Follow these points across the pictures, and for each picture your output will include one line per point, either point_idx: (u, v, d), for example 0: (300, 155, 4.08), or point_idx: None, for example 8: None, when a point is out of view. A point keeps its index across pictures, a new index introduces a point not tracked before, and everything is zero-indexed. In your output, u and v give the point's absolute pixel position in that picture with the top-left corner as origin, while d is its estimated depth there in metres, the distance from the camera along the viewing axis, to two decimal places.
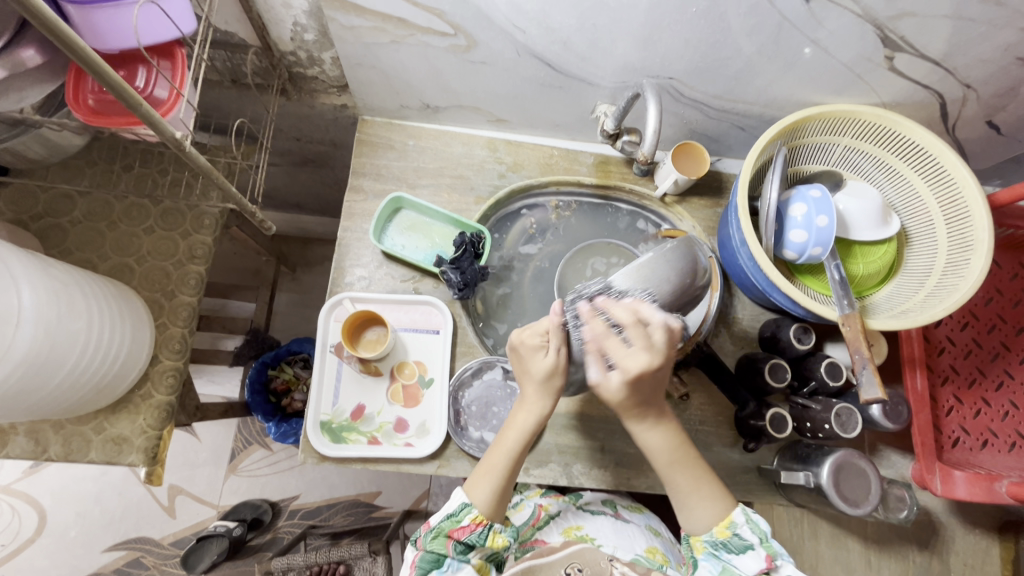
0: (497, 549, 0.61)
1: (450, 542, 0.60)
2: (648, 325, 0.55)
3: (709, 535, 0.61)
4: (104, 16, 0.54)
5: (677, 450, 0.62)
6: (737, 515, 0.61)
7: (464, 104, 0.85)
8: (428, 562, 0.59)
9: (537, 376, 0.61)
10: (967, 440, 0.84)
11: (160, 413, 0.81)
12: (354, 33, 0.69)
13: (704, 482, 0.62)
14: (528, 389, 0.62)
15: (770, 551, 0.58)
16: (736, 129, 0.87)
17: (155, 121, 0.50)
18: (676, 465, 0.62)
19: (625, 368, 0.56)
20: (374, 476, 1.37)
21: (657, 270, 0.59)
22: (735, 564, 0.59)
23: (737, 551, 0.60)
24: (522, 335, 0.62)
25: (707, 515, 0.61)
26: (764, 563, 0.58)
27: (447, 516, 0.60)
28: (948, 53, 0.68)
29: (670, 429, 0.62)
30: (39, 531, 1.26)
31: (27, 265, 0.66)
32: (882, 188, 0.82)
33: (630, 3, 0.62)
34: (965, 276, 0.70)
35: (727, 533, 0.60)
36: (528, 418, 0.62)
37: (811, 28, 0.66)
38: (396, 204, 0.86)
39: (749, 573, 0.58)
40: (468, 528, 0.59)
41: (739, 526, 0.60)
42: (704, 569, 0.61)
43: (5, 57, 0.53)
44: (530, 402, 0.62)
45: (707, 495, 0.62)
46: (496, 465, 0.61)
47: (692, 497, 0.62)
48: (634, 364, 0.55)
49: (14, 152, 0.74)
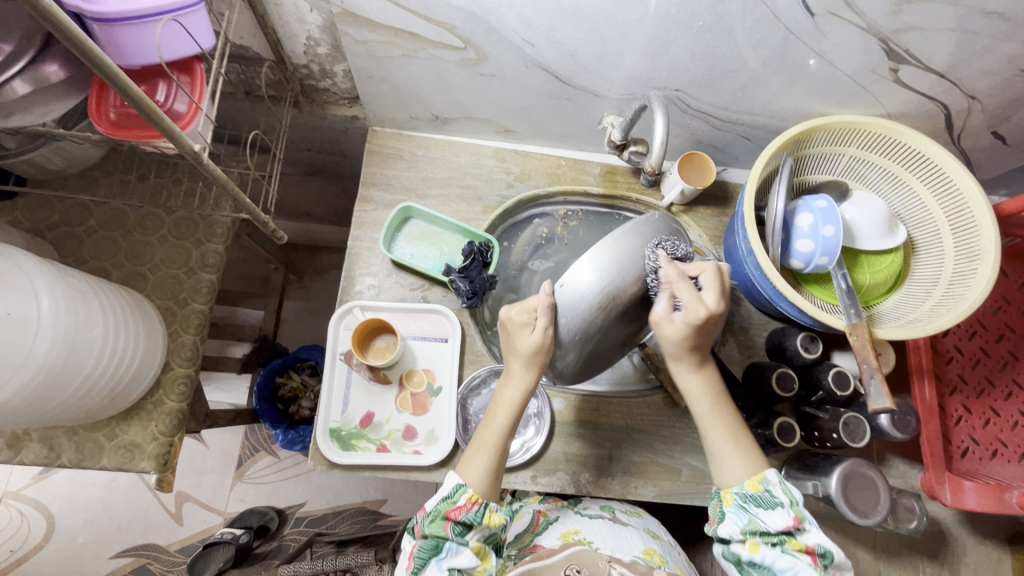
0: (495, 527, 0.59)
1: (448, 523, 0.57)
2: (710, 272, 0.58)
3: (741, 489, 0.57)
4: (127, 33, 0.55)
5: (717, 398, 0.62)
6: (770, 473, 0.57)
7: (473, 115, 0.86)
8: (427, 550, 0.56)
9: (520, 350, 0.61)
10: (976, 450, 0.84)
11: (171, 420, 0.82)
12: (366, 47, 0.71)
13: (741, 434, 0.60)
14: (514, 365, 0.63)
15: (800, 513, 0.54)
16: (742, 140, 0.88)
17: (175, 134, 0.52)
18: (715, 412, 0.61)
19: (690, 312, 0.56)
20: (379, 484, 1.38)
21: (631, 244, 0.56)
22: (762, 518, 0.55)
23: (766, 506, 0.55)
24: (512, 311, 0.62)
25: (739, 469, 0.58)
26: (793, 522, 0.54)
27: (444, 498, 0.58)
28: (953, 65, 0.69)
29: (710, 378, 0.62)
30: (47, 537, 1.26)
31: (47, 273, 0.67)
32: (888, 198, 0.82)
33: (638, 17, 0.64)
34: (972, 286, 0.71)
35: (759, 487, 0.56)
36: (515, 394, 0.63)
37: (816, 41, 0.67)
38: (405, 214, 0.87)
39: (773, 529, 0.54)
40: (465, 507, 0.58)
41: (772, 484, 0.56)
42: (731, 522, 0.57)
43: (29, 72, 0.55)
44: (516, 377, 0.63)
45: (745, 450, 0.59)
46: (486, 445, 0.62)
47: (726, 448, 0.60)
48: (703, 308, 0.56)
49: (33, 163, 0.76)
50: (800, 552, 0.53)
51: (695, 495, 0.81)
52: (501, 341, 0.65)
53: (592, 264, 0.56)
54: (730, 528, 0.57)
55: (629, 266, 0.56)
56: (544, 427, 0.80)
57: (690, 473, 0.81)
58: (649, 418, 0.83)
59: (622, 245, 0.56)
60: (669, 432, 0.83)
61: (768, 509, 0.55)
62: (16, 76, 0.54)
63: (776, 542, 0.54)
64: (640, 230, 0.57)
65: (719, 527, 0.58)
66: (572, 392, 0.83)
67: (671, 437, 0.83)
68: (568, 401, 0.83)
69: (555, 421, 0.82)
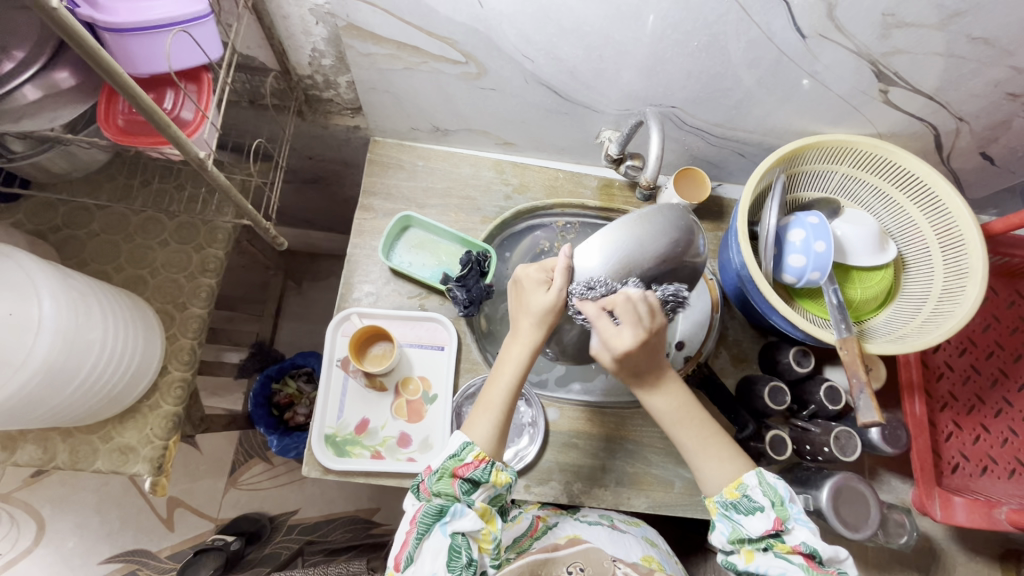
0: (501, 486, 0.59)
1: (456, 480, 0.58)
2: (633, 304, 0.56)
3: (721, 497, 0.58)
4: (138, 42, 0.56)
5: (681, 410, 0.61)
6: (748, 477, 0.58)
7: (473, 128, 0.88)
8: (431, 515, 0.57)
9: (534, 304, 0.61)
10: (966, 465, 0.84)
11: (167, 423, 0.82)
12: (370, 59, 0.73)
13: (714, 443, 0.61)
14: (523, 323, 0.63)
15: (781, 514, 0.55)
16: (737, 156, 0.90)
17: (181, 140, 0.53)
18: (679, 425, 0.61)
19: (613, 346, 0.57)
20: (374, 493, 1.38)
21: (655, 223, 0.59)
22: (743, 524, 0.57)
23: (746, 512, 0.57)
24: (530, 269, 0.64)
25: (719, 475, 0.59)
26: (772, 525, 0.55)
27: (451, 456, 0.60)
28: (941, 87, 0.71)
29: (671, 392, 0.62)
30: (37, 541, 1.25)
31: (50, 275, 0.68)
32: (879, 216, 0.83)
33: (636, 36, 0.66)
34: (960, 303, 0.72)
35: (736, 494, 0.57)
36: (522, 352, 0.63)
37: (808, 62, 0.68)
38: (405, 223, 0.88)
39: (755, 535, 0.56)
40: (472, 464, 0.58)
41: (749, 489, 0.57)
42: (719, 531, 0.58)
43: (40, 79, 0.56)
44: (524, 334, 0.62)
45: (717, 458, 0.60)
46: (494, 402, 0.62)
47: (700, 458, 0.60)
48: (622, 345, 0.56)
49: (39, 166, 0.77)
50: (790, 555, 0.54)
51: (686, 507, 0.81)
52: (511, 300, 0.66)
53: (613, 238, 0.59)
54: (720, 537, 0.58)
55: (650, 242, 0.58)
56: (538, 436, 0.81)
57: (683, 484, 0.82)
58: (642, 429, 0.84)
59: (642, 224, 0.59)
60: (663, 444, 0.83)
61: (749, 514, 0.57)
62: (27, 82, 0.55)
63: (765, 548, 0.56)
64: (666, 212, 0.60)
65: (712, 537, 0.60)
66: (567, 402, 0.84)
67: (664, 449, 0.83)
68: (562, 411, 0.84)
69: (549, 430, 0.82)
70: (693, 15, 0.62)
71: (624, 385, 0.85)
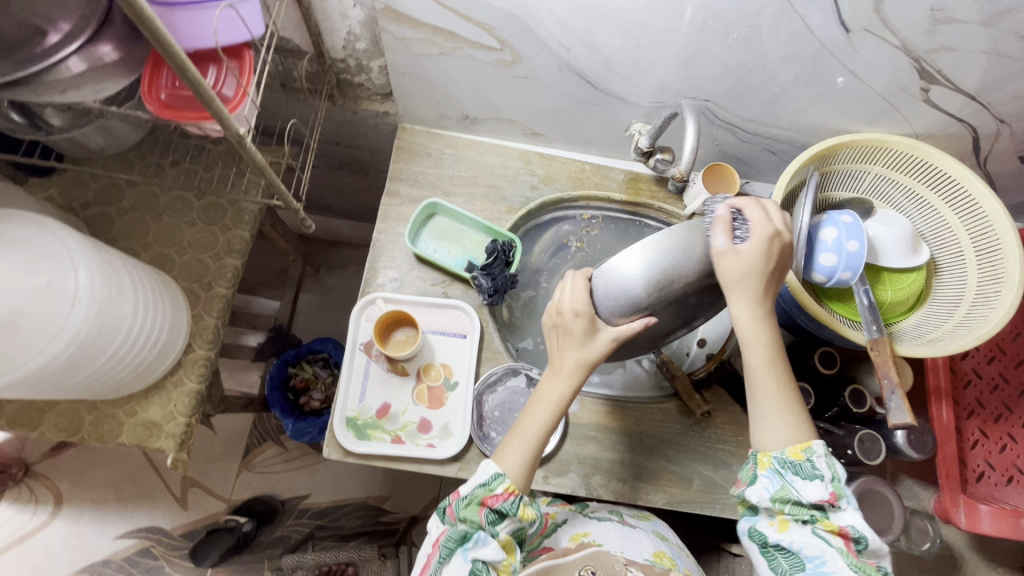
0: (527, 520, 0.59)
1: (482, 509, 0.58)
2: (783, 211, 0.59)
3: (780, 455, 0.56)
4: (186, 17, 0.58)
5: (773, 352, 0.58)
6: (817, 443, 0.55)
7: (502, 117, 0.88)
8: (454, 540, 0.58)
9: (579, 345, 0.60)
10: (991, 475, 0.83)
11: (191, 400, 0.83)
12: (404, 44, 0.73)
13: (790, 398, 0.57)
14: (564, 360, 0.61)
15: (838, 490, 0.53)
16: (767, 153, 0.89)
17: (223, 116, 0.53)
18: (769, 368, 0.58)
19: (757, 227, 0.56)
20: (386, 480, 1.37)
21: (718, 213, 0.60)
22: (796, 487, 0.54)
23: (805, 477, 0.54)
24: (565, 302, 0.61)
25: (785, 433, 0.56)
26: (828, 496, 0.53)
27: (481, 484, 0.59)
28: (983, 87, 0.70)
29: (771, 325, 0.58)
30: (53, 514, 1.27)
31: (86, 248, 0.69)
32: (911, 218, 0.82)
33: (674, 26, 0.65)
34: (995, 308, 0.71)
35: (801, 455, 0.54)
36: (562, 389, 0.62)
37: (848, 57, 0.67)
38: (430, 210, 0.89)
39: (807, 501, 0.53)
40: (501, 496, 0.58)
41: (816, 454, 0.55)
42: (762, 487, 0.56)
43: (85, 51, 0.57)
44: (563, 375, 0.62)
45: (792, 413, 0.57)
46: (529, 435, 0.62)
47: (772, 407, 0.57)
48: (770, 226, 0.56)
49: (74, 141, 0.78)
50: (833, 535, 0.52)
51: (704, 503, 0.81)
52: (548, 334, 0.64)
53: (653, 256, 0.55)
54: (761, 492, 0.56)
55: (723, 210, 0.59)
56: (559, 427, 0.80)
57: (701, 482, 0.81)
58: (662, 425, 0.83)
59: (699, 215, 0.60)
60: (682, 440, 0.83)
61: (805, 479, 0.54)
62: (73, 53, 0.56)
63: (807, 519, 0.54)
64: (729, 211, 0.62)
65: (748, 488, 0.57)
66: (587, 396, 0.84)
67: (684, 445, 0.83)
68: (583, 404, 0.83)
69: (569, 422, 0.82)
70: (735, 6, 0.62)
71: (643, 379, 0.88)
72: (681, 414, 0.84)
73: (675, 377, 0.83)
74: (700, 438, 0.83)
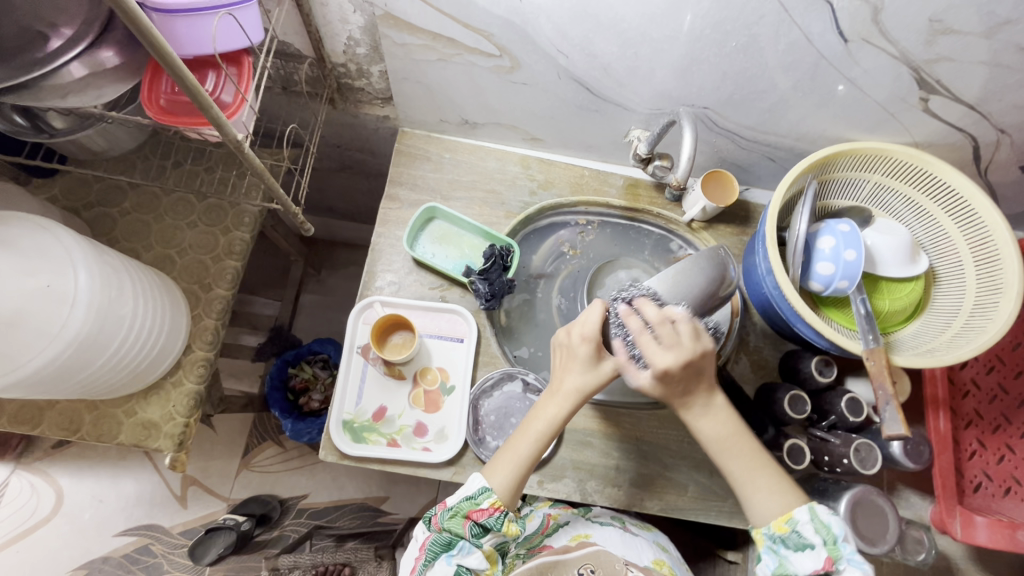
0: (511, 536, 0.60)
1: (467, 522, 0.59)
2: (679, 326, 0.61)
3: (768, 530, 0.59)
4: (184, 24, 0.58)
5: (732, 439, 0.63)
6: (800, 511, 0.58)
7: (502, 122, 0.88)
8: (440, 545, 0.60)
9: (582, 371, 0.63)
10: (989, 485, 0.83)
11: (189, 401, 0.83)
12: (404, 49, 0.73)
13: (767, 470, 0.61)
14: (564, 384, 0.63)
15: (832, 553, 0.55)
16: (766, 160, 0.88)
17: (221, 122, 0.54)
18: (727, 452, 0.62)
19: (655, 364, 0.60)
20: (383, 481, 1.38)
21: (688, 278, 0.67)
22: (792, 560, 0.57)
23: (796, 548, 0.57)
24: (573, 334, 0.64)
25: (770, 505, 0.59)
26: (822, 564, 0.55)
27: (466, 497, 0.60)
28: (983, 97, 0.70)
29: (722, 419, 0.63)
30: (55, 510, 1.28)
31: (86, 250, 0.70)
32: (910, 226, 0.82)
33: (672, 34, 0.65)
34: (992, 319, 0.70)
35: (785, 528, 0.58)
36: (557, 411, 0.63)
37: (847, 67, 0.67)
38: (429, 214, 0.89)
39: (803, 573, 0.56)
40: (487, 511, 0.58)
41: (800, 524, 0.57)
42: (764, 563, 0.59)
43: (86, 56, 0.58)
44: (561, 398, 0.63)
45: (769, 486, 0.60)
46: (520, 454, 0.62)
47: (747, 485, 0.61)
48: (664, 362, 0.60)
49: (78, 143, 0.79)
50: None
51: (700, 511, 0.80)
52: (555, 359, 0.67)
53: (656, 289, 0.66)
54: (764, 570, 0.59)
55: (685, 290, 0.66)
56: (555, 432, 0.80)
57: (697, 489, 0.81)
58: (658, 431, 0.83)
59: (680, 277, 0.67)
60: (678, 447, 0.83)
61: (798, 550, 0.57)
62: (74, 59, 0.57)
63: None
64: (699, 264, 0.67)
65: (758, 569, 0.61)
66: None
67: (679, 451, 0.83)
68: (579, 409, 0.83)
69: (565, 428, 0.82)
70: (734, 15, 0.62)
71: (640, 384, 0.87)
72: (677, 421, 0.84)
73: None
74: (695, 444, 0.83)
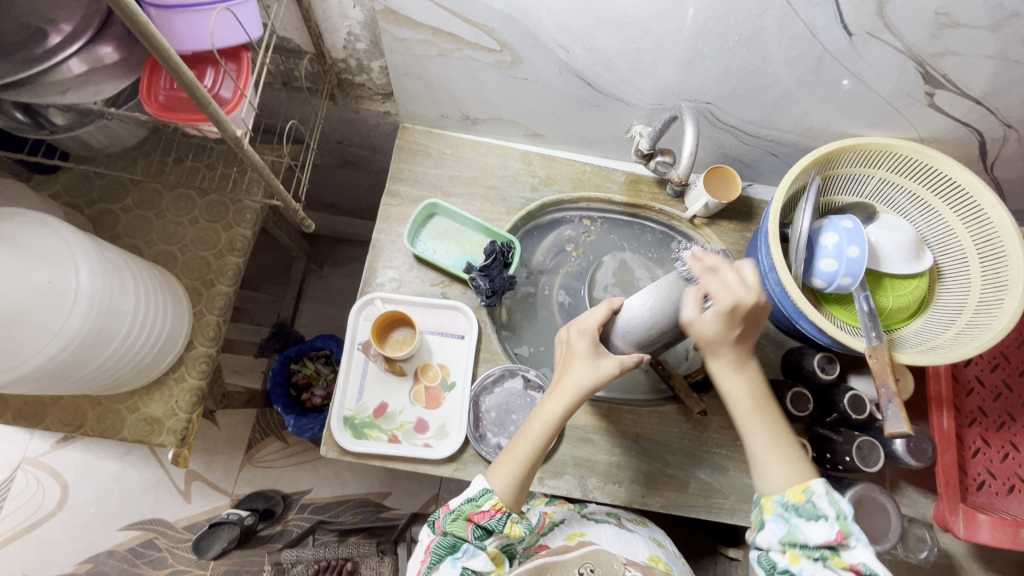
0: (514, 538, 0.59)
1: (469, 524, 0.59)
2: (743, 269, 0.58)
3: (781, 498, 0.56)
4: (183, 20, 0.59)
5: (758, 400, 0.60)
6: (815, 483, 0.55)
7: (503, 117, 0.88)
8: (444, 547, 0.60)
9: (584, 366, 0.63)
10: (992, 483, 0.82)
11: (192, 397, 0.84)
12: (404, 45, 0.73)
13: (785, 436, 0.59)
14: (563, 380, 0.63)
15: (844, 528, 0.52)
16: (770, 156, 0.88)
17: (220, 118, 0.54)
18: (756, 415, 0.59)
19: (720, 302, 0.57)
20: (384, 477, 1.39)
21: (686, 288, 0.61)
22: (802, 529, 0.54)
23: (808, 517, 0.53)
24: (572, 333, 0.66)
25: (784, 474, 0.56)
26: (835, 535, 0.51)
27: (468, 500, 0.60)
28: (990, 92, 0.69)
29: (751, 378, 0.61)
30: (60, 505, 1.29)
31: (87, 246, 0.70)
32: (915, 222, 0.81)
33: (674, 29, 0.65)
34: (997, 317, 0.70)
35: (800, 497, 0.54)
36: (557, 408, 0.62)
37: (851, 61, 0.67)
38: (430, 210, 0.89)
39: (814, 542, 0.52)
40: (488, 513, 0.59)
41: (814, 494, 0.54)
42: (769, 531, 0.56)
43: (85, 53, 0.58)
44: (561, 394, 0.62)
45: (786, 454, 0.58)
46: (518, 454, 0.61)
47: (766, 454, 0.58)
48: (732, 297, 0.56)
49: (78, 140, 0.79)
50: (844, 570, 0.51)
51: (701, 507, 0.80)
52: (558, 359, 0.68)
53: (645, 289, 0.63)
54: (769, 537, 0.55)
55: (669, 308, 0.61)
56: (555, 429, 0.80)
57: (698, 486, 0.81)
58: (659, 428, 0.83)
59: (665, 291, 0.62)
60: (679, 444, 0.83)
61: (810, 520, 0.54)
62: (72, 56, 0.57)
63: (817, 557, 0.52)
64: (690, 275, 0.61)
65: (757, 536, 0.57)
66: None
67: (680, 448, 0.83)
68: (580, 406, 0.83)
69: (566, 424, 0.82)
70: (736, 9, 0.61)
71: (640, 381, 0.87)
72: (679, 417, 0.84)
73: (672, 377, 0.82)
74: (696, 441, 0.83)
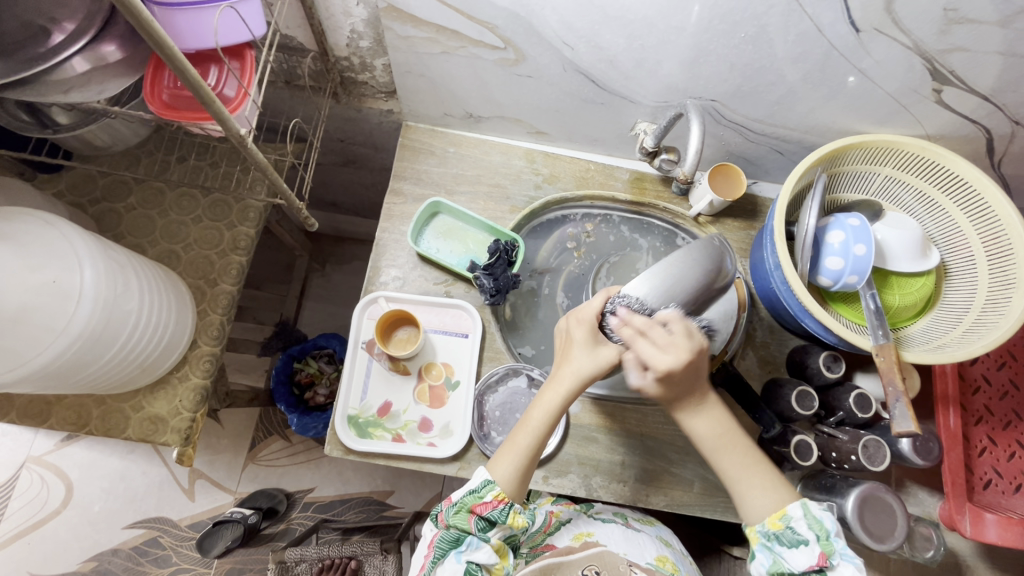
0: (518, 528, 0.60)
1: (472, 516, 0.59)
2: (670, 324, 0.57)
3: (763, 527, 0.58)
4: (185, 17, 0.58)
5: (721, 436, 0.62)
6: (793, 508, 0.57)
7: (506, 115, 0.87)
8: (447, 542, 0.59)
9: (582, 354, 0.62)
10: (999, 483, 0.82)
11: (195, 395, 0.84)
12: (408, 42, 0.72)
13: (759, 467, 0.61)
14: (561, 370, 0.63)
15: (825, 549, 0.54)
16: (775, 153, 0.87)
17: (223, 117, 0.53)
18: (722, 450, 0.61)
19: (656, 366, 0.58)
20: (388, 476, 1.39)
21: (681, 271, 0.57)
22: (786, 557, 0.56)
23: (789, 544, 0.56)
24: (569, 322, 0.64)
25: (763, 503, 0.59)
26: (816, 560, 0.54)
27: (470, 492, 0.60)
28: (998, 88, 0.68)
29: (712, 413, 0.62)
30: (64, 504, 1.29)
31: (91, 245, 0.70)
32: (921, 220, 0.80)
33: (679, 25, 0.64)
34: (1005, 315, 0.69)
35: (779, 525, 0.56)
36: (555, 398, 0.62)
37: (858, 58, 0.66)
38: (434, 209, 0.88)
39: (797, 568, 0.54)
40: (491, 504, 0.59)
41: (793, 520, 0.56)
42: (757, 561, 0.58)
43: (88, 51, 0.58)
44: (559, 382, 0.62)
45: (762, 482, 0.60)
46: (519, 445, 0.61)
47: (741, 486, 0.60)
48: (663, 365, 0.57)
49: (82, 139, 0.79)
50: None
51: (705, 506, 0.80)
52: (557, 349, 0.67)
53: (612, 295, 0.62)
54: (758, 567, 0.58)
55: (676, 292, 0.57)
56: (559, 427, 0.80)
57: (703, 485, 0.81)
58: (664, 427, 0.83)
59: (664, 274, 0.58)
60: (684, 443, 0.82)
61: (792, 546, 0.56)
62: (76, 54, 0.57)
63: None
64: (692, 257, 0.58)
65: (752, 566, 0.59)
66: (586, 396, 0.83)
67: (685, 448, 0.82)
68: (584, 405, 0.83)
69: (570, 423, 0.82)
70: (742, 6, 0.61)
71: None
72: None
73: None
74: None
